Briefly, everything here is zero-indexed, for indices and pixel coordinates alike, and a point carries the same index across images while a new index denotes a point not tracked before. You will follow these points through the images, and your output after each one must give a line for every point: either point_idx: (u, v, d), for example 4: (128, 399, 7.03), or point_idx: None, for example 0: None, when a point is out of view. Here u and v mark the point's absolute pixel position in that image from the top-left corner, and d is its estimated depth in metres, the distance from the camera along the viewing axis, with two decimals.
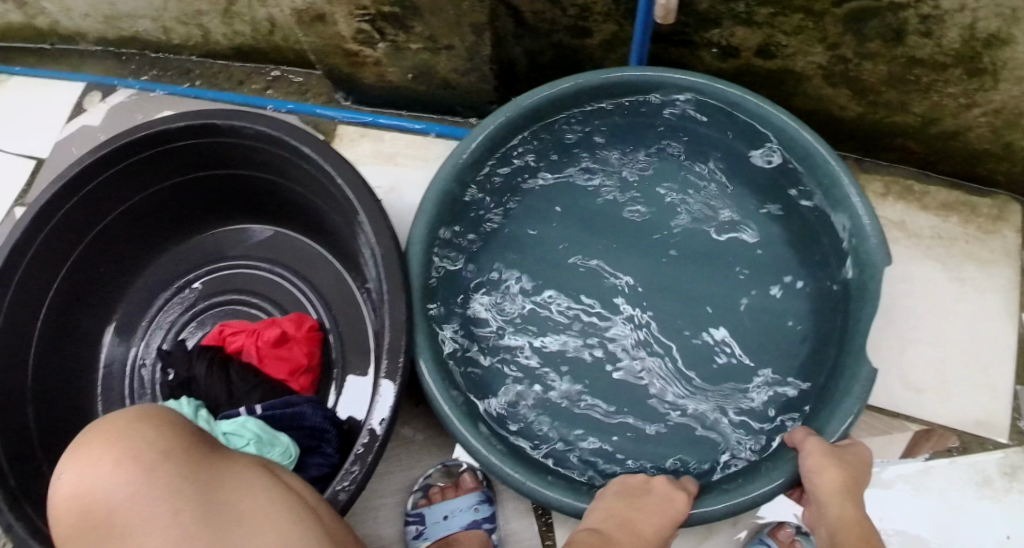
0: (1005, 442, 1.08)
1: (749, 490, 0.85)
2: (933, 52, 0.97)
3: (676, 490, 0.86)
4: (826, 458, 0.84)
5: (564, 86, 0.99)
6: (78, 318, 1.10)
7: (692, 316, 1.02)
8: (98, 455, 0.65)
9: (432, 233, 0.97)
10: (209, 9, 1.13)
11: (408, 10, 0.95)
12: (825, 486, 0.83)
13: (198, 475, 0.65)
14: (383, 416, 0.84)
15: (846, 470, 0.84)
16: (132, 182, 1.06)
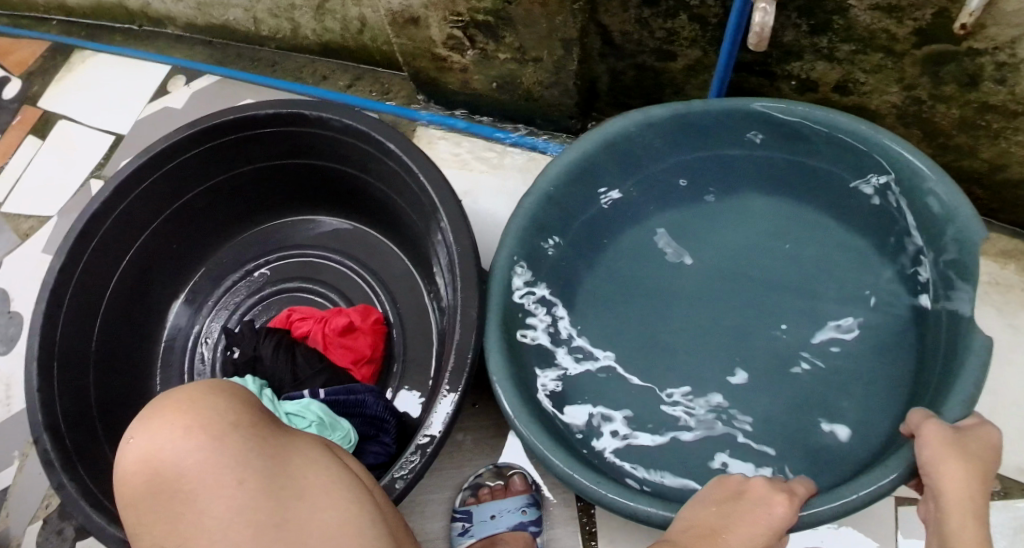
0: None
1: (861, 489, 0.77)
2: (1006, 99, 0.98)
3: (774, 492, 0.73)
4: (947, 453, 0.71)
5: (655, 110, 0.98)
6: (146, 289, 1.13)
7: (773, 346, 0.97)
8: (168, 422, 0.63)
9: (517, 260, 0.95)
10: (303, 4, 1.17)
11: (501, 20, 0.98)
12: (943, 482, 0.70)
13: (266, 448, 0.63)
14: (446, 411, 0.85)
15: (973, 465, 0.70)
16: (215, 162, 1.10)
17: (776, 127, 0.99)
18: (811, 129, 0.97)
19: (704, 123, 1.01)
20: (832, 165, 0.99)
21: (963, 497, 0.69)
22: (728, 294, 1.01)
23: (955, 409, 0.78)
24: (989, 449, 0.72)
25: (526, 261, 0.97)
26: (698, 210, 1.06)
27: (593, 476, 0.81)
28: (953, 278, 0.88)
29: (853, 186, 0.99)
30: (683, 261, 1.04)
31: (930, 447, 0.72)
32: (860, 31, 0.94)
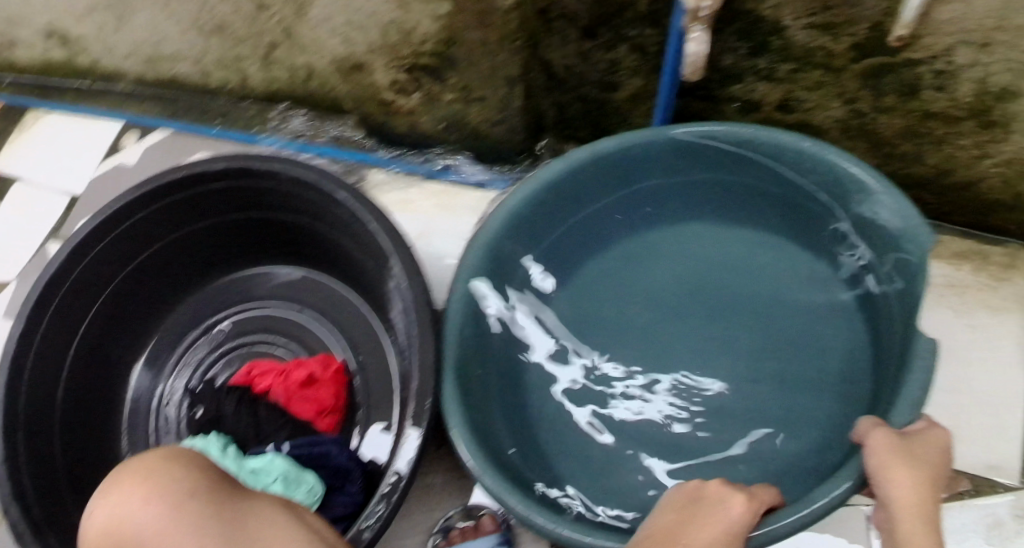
0: (1016, 484, 1.12)
1: (816, 503, 0.79)
2: (948, 106, 1.00)
3: (733, 493, 0.76)
4: (897, 459, 0.76)
5: (600, 146, 0.99)
6: (108, 351, 1.13)
7: (732, 368, 0.99)
8: (127, 492, 0.64)
9: (473, 300, 0.96)
10: (249, 54, 1.18)
11: (444, 62, 1.01)
12: (895, 487, 0.75)
13: (225, 510, 0.65)
14: (408, 456, 0.86)
15: (921, 470, 0.75)
16: (168, 221, 1.10)
17: (721, 152, 1.00)
18: (756, 151, 0.98)
19: (647, 155, 1.02)
20: (781, 185, 1.01)
21: (914, 499, 0.74)
22: (686, 321, 1.03)
23: (906, 411, 0.81)
24: (935, 453, 0.77)
25: (484, 302, 0.99)
26: (649, 243, 1.08)
27: (550, 517, 0.81)
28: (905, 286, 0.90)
29: (804, 205, 1.01)
30: (641, 292, 1.06)
31: (880, 455, 0.77)
32: (798, 51, 0.96)
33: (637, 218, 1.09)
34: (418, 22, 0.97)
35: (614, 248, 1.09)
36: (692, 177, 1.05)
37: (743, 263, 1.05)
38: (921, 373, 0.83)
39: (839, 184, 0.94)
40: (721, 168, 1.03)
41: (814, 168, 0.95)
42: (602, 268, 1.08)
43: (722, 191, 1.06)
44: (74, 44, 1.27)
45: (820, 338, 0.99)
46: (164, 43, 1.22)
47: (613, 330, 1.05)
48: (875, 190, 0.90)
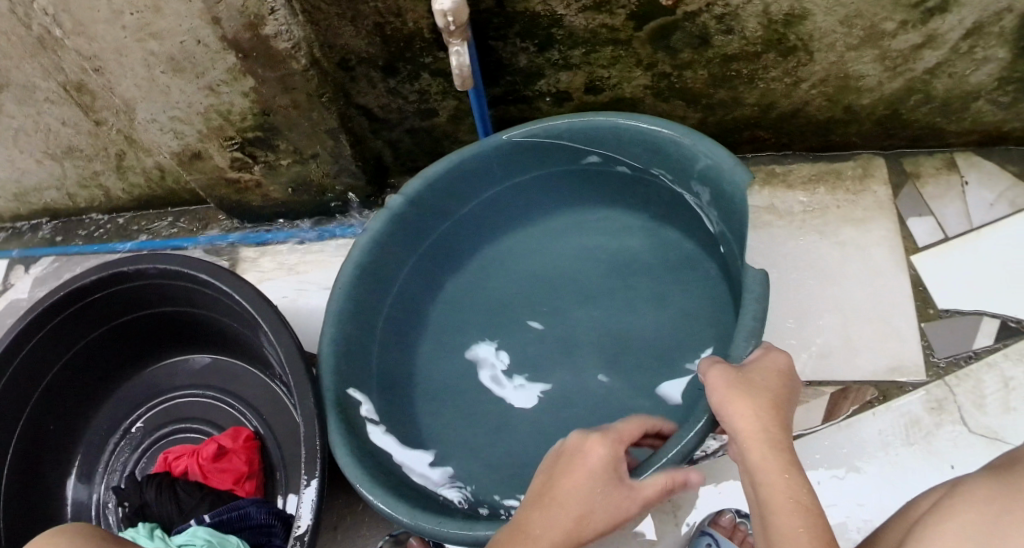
0: (922, 380, 1.10)
1: (672, 450, 0.81)
2: (742, 45, 1.06)
3: (588, 440, 0.76)
4: (735, 389, 0.76)
5: (435, 170, 1.04)
6: (38, 478, 1.14)
7: (605, 342, 1.04)
8: None
9: (343, 341, 0.98)
10: (104, 168, 1.24)
11: (269, 131, 1.05)
12: (738, 420, 0.74)
13: None
14: (310, 498, 0.90)
15: (761, 396, 0.75)
16: (61, 339, 1.12)
17: (550, 143, 1.05)
18: (579, 134, 1.03)
19: (484, 165, 1.07)
20: (612, 159, 1.06)
21: (759, 427, 0.73)
22: (557, 307, 1.08)
23: (744, 345, 0.83)
24: (774, 376, 0.77)
25: (358, 340, 1.01)
26: (511, 245, 1.14)
27: (437, 520, 0.83)
28: (734, 221, 0.95)
29: (637, 172, 1.07)
30: (513, 290, 1.11)
31: (719, 389, 0.77)
32: (581, 34, 1.03)
33: (495, 226, 1.14)
34: (231, 102, 1.00)
35: (480, 256, 1.13)
36: (533, 174, 1.11)
37: (598, 241, 1.11)
38: (755, 305, 0.85)
39: (660, 146, 0.99)
40: (555, 159, 1.09)
41: (634, 135, 1.00)
42: (473, 278, 1.12)
43: (564, 179, 1.11)
44: None
45: (677, 292, 1.04)
46: (24, 177, 1.27)
47: (494, 334, 1.09)
48: (689, 142, 0.95)
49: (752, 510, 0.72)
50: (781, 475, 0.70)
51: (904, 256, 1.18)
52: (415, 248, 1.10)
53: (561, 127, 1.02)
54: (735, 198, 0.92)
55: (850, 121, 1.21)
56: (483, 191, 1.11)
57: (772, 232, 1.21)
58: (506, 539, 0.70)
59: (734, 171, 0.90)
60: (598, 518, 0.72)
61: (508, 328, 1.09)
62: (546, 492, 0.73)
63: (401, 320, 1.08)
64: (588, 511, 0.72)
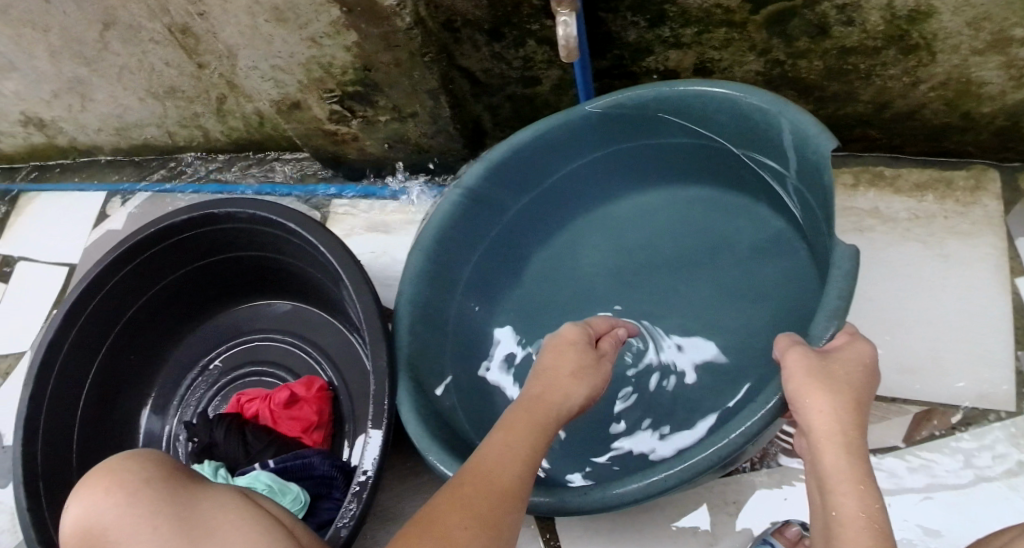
0: (1012, 411, 1.03)
1: (735, 430, 0.75)
2: (862, 38, 1.01)
3: (574, 327, 0.82)
4: (814, 380, 0.69)
5: (521, 137, 1.01)
6: (116, 404, 1.19)
7: (688, 329, 1.00)
8: (94, 485, 0.70)
9: (419, 301, 0.98)
10: (204, 110, 1.26)
11: (369, 87, 1.05)
12: (813, 414, 0.67)
13: (176, 499, 0.69)
14: (372, 457, 0.89)
15: (843, 391, 0.68)
16: (148, 273, 1.16)
17: (637, 114, 1.01)
18: (668, 104, 0.98)
19: (575, 136, 1.04)
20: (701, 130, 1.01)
21: (836, 428, 0.66)
22: (645, 289, 1.05)
23: (825, 325, 0.75)
24: (859, 371, 0.70)
25: (434, 302, 1.01)
26: (603, 221, 1.11)
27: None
28: (819, 196, 0.88)
29: (728, 145, 1.01)
30: (599, 268, 1.08)
31: (797, 378, 0.70)
32: (695, 13, 0.99)
33: (588, 202, 1.12)
34: (333, 55, 1.00)
35: (567, 231, 1.11)
36: (627, 149, 1.07)
37: (690, 221, 1.06)
38: (842, 282, 0.77)
39: (747, 115, 0.93)
40: (649, 131, 1.04)
41: (721, 104, 0.95)
42: (560, 252, 1.10)
43: (658, 152, 1.07)
44: (52, 125, 1.39)
45: (766, 275, 0.99)
46: (127, 113, 1.31)
47: (576, 312, 1.06)
48: (776, 110, 0.89)
49: (817, 517, 0.65)
50: (853, 484, 0.63)
51: (1008, 278, 1.10)
52: (500, 214, 1.08)
53: (647, 97, 0.98)
54: (819, 168, 0.86)
55: (968, 129, 1.13)
56: (574, 161, 1.08)
57: (871, 237, 1.15)
58: (521, 404, 0.73)
59: (818, 140, 0.84)
60: (591, 383, 0.76)
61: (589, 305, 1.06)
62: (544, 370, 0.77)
63: (482, 290, 1.08)
64: (583, 373, 0.76)
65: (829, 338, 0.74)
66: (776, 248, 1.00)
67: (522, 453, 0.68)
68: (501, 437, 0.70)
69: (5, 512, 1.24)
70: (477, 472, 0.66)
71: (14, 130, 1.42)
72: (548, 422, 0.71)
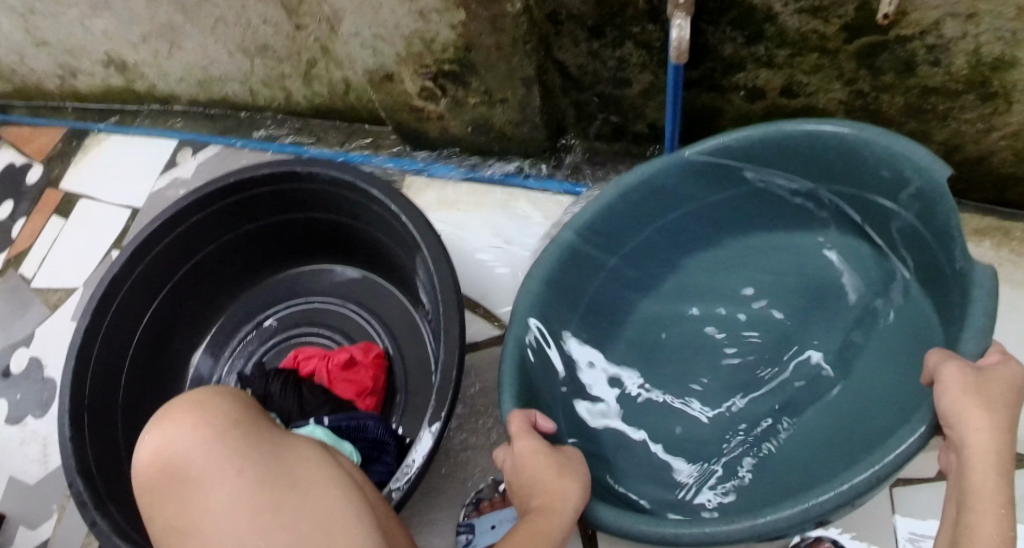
0: None
1: (892, 453, 0.74)
2: (944, 80, 1.04)
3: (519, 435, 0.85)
4: (971, 394, 0.71)
5: (633, 178, 1.02)
6: (169, 347, 1.20)
7: (755, 347, 1.04)
8: (179, 418, 0.70)
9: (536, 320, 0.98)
10: (291, 72, 1.28)
11: (466, 68, 1.07)
12: (969, 430, 0.70)
13: (258, 442, 0.70)
14: (434, 424, 0.91)
15: (1000, 413, 0.71)
16: (220, 223, 1.17)
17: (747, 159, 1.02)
18: (774, 148, 1.00)
19: (691, 176, 1.05)
20: (807, 173, 1.02)
21: (987, 445, 0.69)
22: (706, 298, 1.09)
23: (974, 341, 0.78)
24: (1012, 393, 0.72)
25: (547, 324, 1.01)
26: (706, 253, 1.11)
27: (613, 511, 0.81)
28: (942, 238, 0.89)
29: (835, 187, 1.02)
30: (677, 283, 1.11)
31: (953, 390, 0.72)
32: (792, 35, 1.03)
33: (705, 245, 1.11)
34: (437, 31, 1.02)
35: (675, 274, 1.11)
36: (743, 193, 1.08)
37: (800, 268, 1.07)
38: (983, 299, 0.80)
39: (851, 151, 0.95)
40: (767, 177, 1.05)
41: (827, 142, 0.96)
42: (673, 291, 1.10)
43: (772, 198, 1.08)
44: (133, 70, 1.41)
45: (867, 309, 1.01)
46: (212, 66, 1.33)
47: (646, 317, 1.09)
48: (884, 141, 0.91)
49: (946, 526, 0.70)
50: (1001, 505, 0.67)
51: None
52: (614, 250, 1.07)
53: (748, 138, 0.99)
54: (933, 195, 0.87)
55: None
56: (689, 201, 1.08)
57: None
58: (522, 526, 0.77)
59: (930, 168, 0.86)
60: (574, 476, 0.81)
61: (664, 322, 1.09)
62: (520, 482, 0.83)
63: (592, 314, 1.08)
64: (563, 469, 0.82)
65: (981, 354, 0.77)
66: (886, 297, 1.01)
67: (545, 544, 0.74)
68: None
69: (37, 441, 1.24)
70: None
71: (94, 69, 1.45)
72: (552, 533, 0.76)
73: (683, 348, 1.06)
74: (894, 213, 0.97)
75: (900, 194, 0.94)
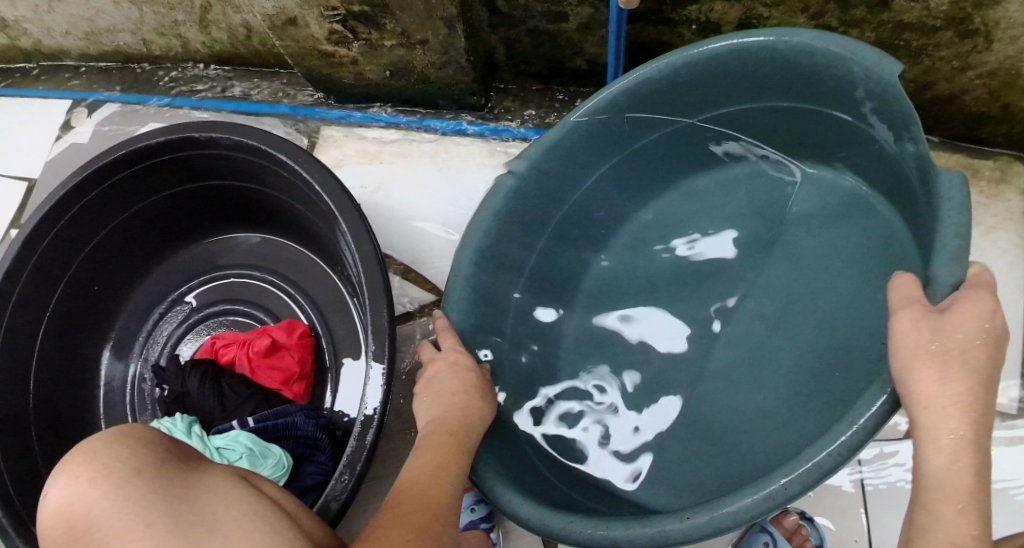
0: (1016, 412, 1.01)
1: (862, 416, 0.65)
2: (922, 16, 0.95)
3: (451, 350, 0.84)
4: (926, 359, 0.64)
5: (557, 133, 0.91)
6: (78, 338, 1.08)
7: (710, 302, 0.94)
8: (77, 473, 0.60)
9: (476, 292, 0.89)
10: (186, 18, 1.13)
11: (378, 8, 0.94)
12: (926, 403, 0.63)
13: (170, 492, 0.60)
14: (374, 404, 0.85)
15: (959, 378, 0.63)
16: (118, 197, 1.04)
17: (677, 90, 0.90)
18: (710, 71, 0.88)
19: (630, 117, 0.93)
20: (751, 93, 0.90)
21: (944, 418, 0.62)
22: (658, 244, 0.99)
23: (948, 267, 0.67)
24: (977, 345, 0.63)
25: (492, 290, 0.92)
26: (662, 197, 1.00)
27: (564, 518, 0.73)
28: (900, 131, 0.79)
29: (780, 104, 0.90)
30: (630, 233, 1.00)
31: (906, 350, 0.65)
32: None
33: (664, 195, 1.00)
34: None
35: (637, 215, 1.00)
36: (692, 123, 0.96)
37: (761, 204, 0.96)
38: (955, 215, 0.68)
39: (791, 63, 0.83)
40: (711, 108, 0.94)
41: (765, 57, 0.84)
42: (628, 249, 0.99)
43: (720, 131, 0.97)
44: (13, 25, 1.24)
45: (836, 246, 0.91)
46: (100, 16, 1.17)
47: (595, 273, 0.99)
48: (822, 44, 0.79)
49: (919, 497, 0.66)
50: (963, 495, 0.61)
51: None
52: (556, 205, 0.96)
53: (675, 66, 0.87)
54: (886, 98, 0.76)
55: (1004, 121, 1.09)
56: (634, 143, 0.97)
57: None
58: (424, 436, 0.74)
59: (878, 68, 0.75)
60: (489, 397, 0.81)
61: (615, 274, 0.99)
62: (427, 391, 0.80)
63: (541, 275, 0.97)
64: (482, 390, 0.81)
65: (953, 285, 0.67)
66: (849, 218, 0.92)
67: (431, 493, 0.68)
68: (420, 458, 0.72)
69: None
70: (397, 523, 0.65)
71: None
72: (463, 440, 0.74)
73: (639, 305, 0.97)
74: (852, 124, 0.86)
75: (857, 103, 0.83)
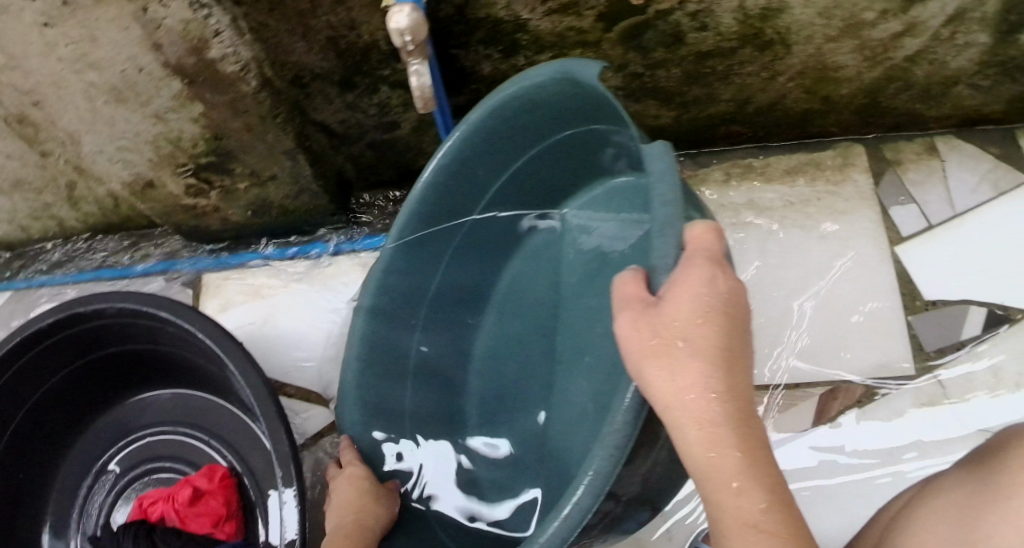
0: (912, 375, 1.08)
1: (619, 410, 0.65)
2: (717, 41, 1.02)
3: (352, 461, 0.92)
4: (652, 356, 0.63)
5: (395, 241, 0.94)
6: (13, 531, 1.09)
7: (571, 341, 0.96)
8: None
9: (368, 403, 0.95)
10: (55, 200, 1.18)
11: (223, 156, 1.01)
12: (664, 396, 0.62)
13: None
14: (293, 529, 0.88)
15: (685, 362, 0.62)
16: (22, 387, 1.07)
17: (474, 160, 0.94)
18: (490, 131, 0.91)
19: (450, 198, 0.97)
20: (529, 133, 0.94)
21: (689, 407, 0.61)
22: (522, 299, 1.01)
23: (663, 245, 0.66)
24: (695, 324, 0.62)
25: (383, 392, 0.97)
26: (522, 250, 1.04)
27: None
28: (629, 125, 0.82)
29: (556, 132, 0.95)
30: (497, 293, 1.03)
31: (635, 354, 0.64)
32: (548, 38, 0.98)
33: (524, 248, 1.04)
34: (181, 128, 0.96)
35: (506, 271, 1.04)
36: (509, 175, 1.00)
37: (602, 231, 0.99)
38: (664, 182, 0.68)
39: (536, 99, 0.87)
40: (514, 156, 0.97)
41: (517, 103, 0.88)
42: (509, 310, 1.02)
43: (531, 172, 1.00)
44: None
45: None
46: None
47: (484, 340, 1.02)
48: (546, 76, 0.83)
49: None
50: (733, 474, 0.60)
51: (889, 250, 1.15)
52: (422, 296, 1.00)
53: (455, 145, 0.91)
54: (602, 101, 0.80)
55: (829, 111, 1.18)
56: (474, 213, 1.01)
57: (751, 229, 1.18)
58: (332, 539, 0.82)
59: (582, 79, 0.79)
60: (387, 503, 0.91)
61: (500, 338, 1.02)
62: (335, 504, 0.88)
63: (432, 360, 1.01)
64: (380, 495, 0.90)
65: (673, 257, 0.66)
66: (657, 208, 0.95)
67: None
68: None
69: None
70: None
71: None
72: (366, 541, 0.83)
73: (522, 360, 0.99)
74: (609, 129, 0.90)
75: (599, 111, 0.86)
